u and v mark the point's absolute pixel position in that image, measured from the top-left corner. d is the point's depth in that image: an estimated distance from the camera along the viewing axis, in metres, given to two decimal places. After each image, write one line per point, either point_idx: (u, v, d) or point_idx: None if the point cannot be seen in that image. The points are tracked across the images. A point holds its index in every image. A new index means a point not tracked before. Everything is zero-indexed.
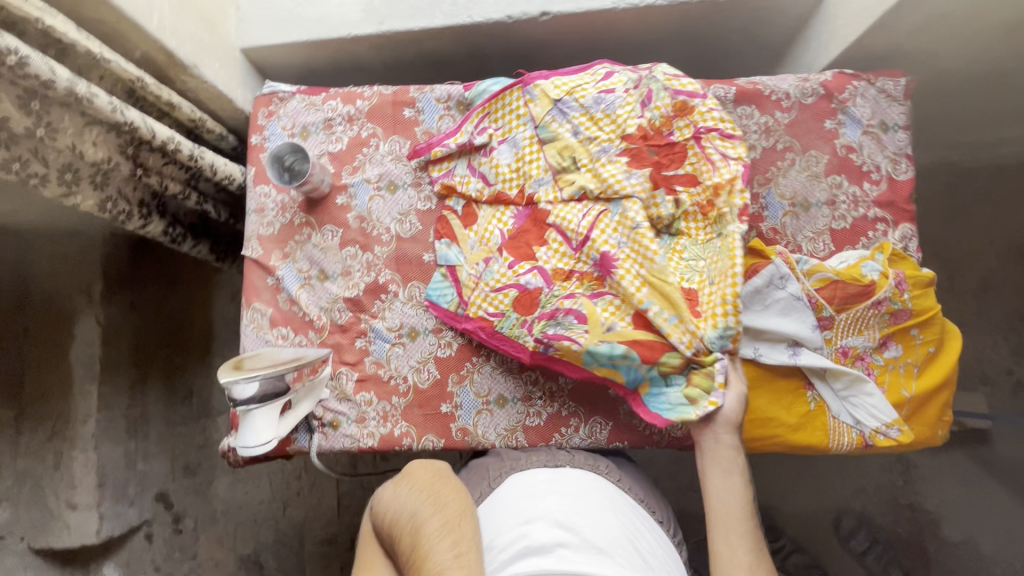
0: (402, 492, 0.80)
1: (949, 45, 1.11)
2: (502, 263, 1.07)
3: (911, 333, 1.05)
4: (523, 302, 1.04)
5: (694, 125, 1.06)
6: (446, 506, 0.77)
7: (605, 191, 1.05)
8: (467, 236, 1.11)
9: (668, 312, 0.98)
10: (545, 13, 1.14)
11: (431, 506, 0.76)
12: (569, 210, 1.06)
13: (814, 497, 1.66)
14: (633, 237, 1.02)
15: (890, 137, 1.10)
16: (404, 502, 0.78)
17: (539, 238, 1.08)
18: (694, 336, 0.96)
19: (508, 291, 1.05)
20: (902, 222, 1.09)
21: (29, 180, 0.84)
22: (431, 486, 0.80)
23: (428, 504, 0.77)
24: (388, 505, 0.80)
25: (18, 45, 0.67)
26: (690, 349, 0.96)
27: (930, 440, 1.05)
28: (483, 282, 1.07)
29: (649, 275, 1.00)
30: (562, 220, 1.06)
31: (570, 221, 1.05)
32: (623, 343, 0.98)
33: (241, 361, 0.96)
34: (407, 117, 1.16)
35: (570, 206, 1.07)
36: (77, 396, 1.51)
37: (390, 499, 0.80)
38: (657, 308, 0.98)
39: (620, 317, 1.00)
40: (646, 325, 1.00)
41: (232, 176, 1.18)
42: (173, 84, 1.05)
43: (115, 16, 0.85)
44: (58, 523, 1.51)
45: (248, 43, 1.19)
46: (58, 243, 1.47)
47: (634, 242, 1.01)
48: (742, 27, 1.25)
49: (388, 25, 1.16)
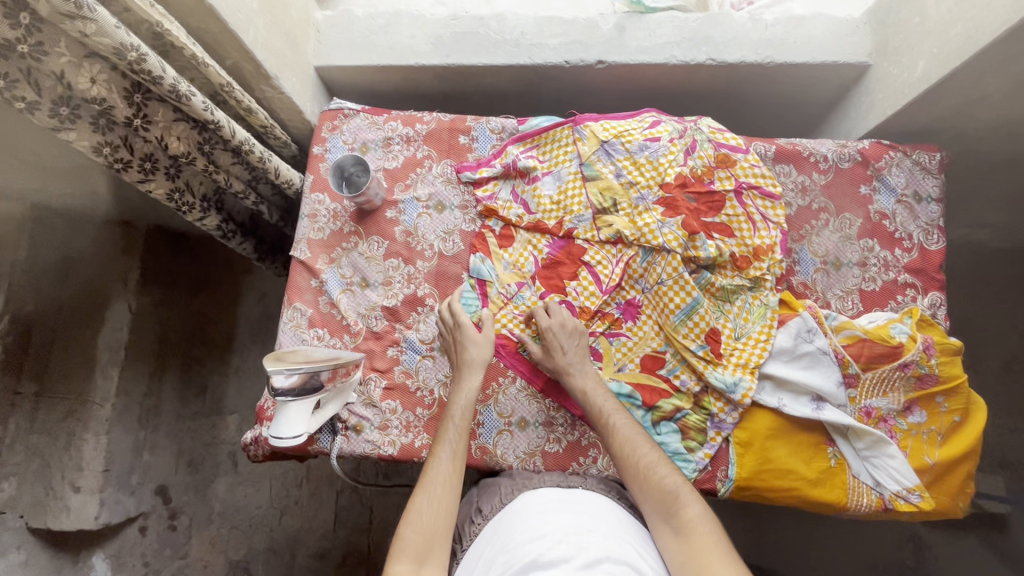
0: (423, 487, 0.88)
1: (980, 129, 1.17)
2: (534, 291, 1.14)
3: (936, 401, 1.06)
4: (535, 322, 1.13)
5: (735, 178, 1.13)
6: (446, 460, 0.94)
7: (640, 238, 1.11)
8: (506, 256, 1.16)
9: (677, 359, 1.10)
10: (602, 62, 1.22)
11: (446, 437, 0.95)
12: (602, 254, 1.13)
13: (820, 567, 1.63)
14: (658, 288, 1.11)
15: (923, 208, 1.15)
16: (438, 471, 0.90)
17: (570, 271, 1.14)
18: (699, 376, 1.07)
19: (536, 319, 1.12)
20: (931, 290, 1.12)
21: (115, 164, 0.90)
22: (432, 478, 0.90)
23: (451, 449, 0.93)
24: (428, 493, 0.87)
25: (141, 44, 0.75)
26: (694, 388, 1.08)
27: (949, 512, 1.04)
28: (512, 303, 1.14)
29: (664, 326, 1.10)
30: (597, 263, 1.13)
31: (604, 266, 1.13)
32: (629, 384, 1.09)
33: (280, 354, 1.00)
34: (462, 143, 1.23)
35: (605, 248, 1.14)
36: (98, 378, 1.50)
37: (425, 500, 0.86)
38: (670, 354, 1.10)
39: (630, 359, 1.11)
40: (653, 369, 1.10)
41: (292, 180, 1.22)
42: (254, 91, 1.14)
43: (219, 27, 0.94)
44: (58, 504, 1.46)
45: (323, 62, 1.28)
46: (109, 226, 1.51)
47: (658, 292, 1.12)
48: (783, 92, 1.32)
49: (453, 59, 1.25)
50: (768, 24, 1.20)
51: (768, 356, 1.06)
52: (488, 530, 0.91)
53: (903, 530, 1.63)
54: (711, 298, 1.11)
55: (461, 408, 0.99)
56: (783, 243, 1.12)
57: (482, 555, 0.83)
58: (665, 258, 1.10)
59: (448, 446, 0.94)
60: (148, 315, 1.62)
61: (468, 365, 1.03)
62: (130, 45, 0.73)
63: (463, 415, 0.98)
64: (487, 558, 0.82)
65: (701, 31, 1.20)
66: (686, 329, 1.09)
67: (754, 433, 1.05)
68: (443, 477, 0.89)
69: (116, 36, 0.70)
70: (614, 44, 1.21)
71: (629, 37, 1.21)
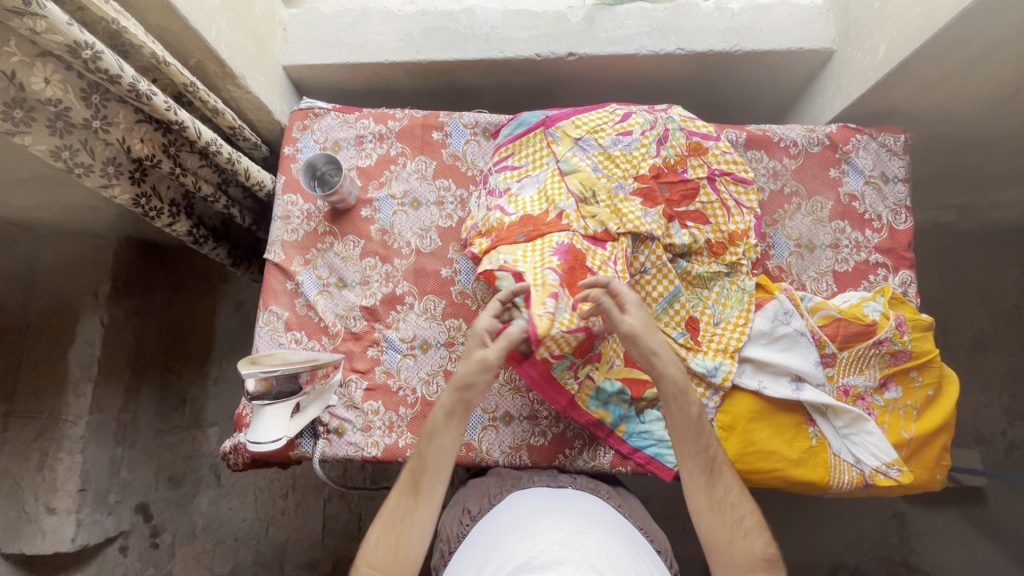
0: (380, 521, 0.88)
1: (939, 111, 1.20)
2: (569, 303, 0.95)
3: (910, 376, 1.08)
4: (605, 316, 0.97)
5: (707, 165, 1.14)
6: (418, 481, 0.90)
7: (626, 228, 1.05)
8: (504, 256, 1.04)
9: None
10: (572, 54, 1.22)
11: (412, 469, 0.91)
12: (601, 256, 1.03)
13: (808, 549, 1.64)
14: (638, 279, 1.09)
15: (890, 189, 1.17)
16: (397, 505, 0.89)
17: (581, 282, 0.99)
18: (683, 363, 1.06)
19: (578, 334, 0.95)
20: (902, 268, 1.14)
21: (75, 169, 0.87)
22: (394, 517, 0.87)
23: (412, 483, 0.90)
24: (382, 527, 0.87)
25: (96, 41, 0.72)
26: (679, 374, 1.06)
27: (927, 485, 1.07)
28: (556, 321, 0.92)
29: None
30: (599, 267, 1.01)
31: (605, 266, 1.02)
32: (619, 381, 1.07)
33: (256, 357, 0.98)
34: (435, 139, 1.22)
35: (599, 248, 1.04)
36: (70, 395, 1.46)
37: (380, 535, 0.87)
38: None
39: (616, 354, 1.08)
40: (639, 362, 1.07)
41: (263, 182, 1.20)
42: (220, 92, 1.12)
43: (180, 25, 0.92)
44: (32, 527, 1.42)
45: (291, 61, 1.27)
46: (65, 241, 1.43)
47: (638, 283, 1.09)
48: (752, 79, 1.34)
49: (424, 55, 1.24)
50: (735, 12, 1.21)
51: (748, 339, 1.08)
52: (476, 534, 0.89)
53: (886, 508, 1.64)
54: (689, 286, 1.11)
55: (428, 436, 0.92)
56: (757, 228, 1.14)
57: (472, 562, 0.81)
58: (648, 246, 1.08)
59: (406, 479, 0.91)
60: (121, 327, 1.56)
61: (450, 387, 0.93)
62: (85, 43, 0.70)
63: (429, 443, 0.92)
64: (477, 561, 0.80)
65: (670, 21, 1.21)
66: (668, 317, 1.09)
67: (736, 416, 1.05)
68: (402, 513, 0.88)
69: (68, 33, 0.68)
70: (585, 36, 1.22)
71: (599, 29, 1.22)
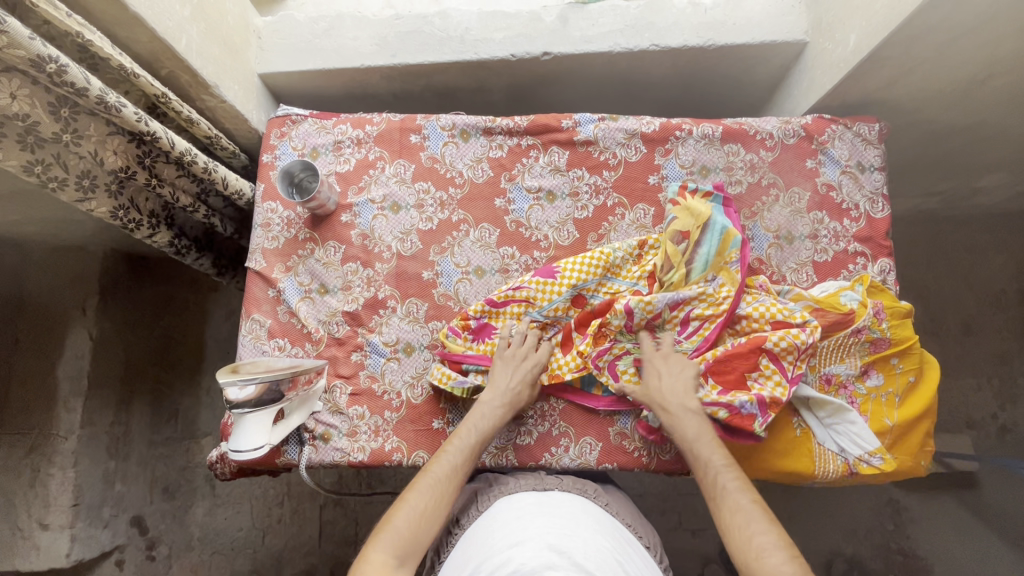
0: (420, 487, 0.84)
1: (912, 101, 1.21)
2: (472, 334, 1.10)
3: (891, 362, 1.09)
4: (768, 404, 1.00)
5: (768, 320, 1.03)
6: (459, 462, 0.89)
7: (623, 268, 1.11)
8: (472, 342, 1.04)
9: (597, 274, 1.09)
10: (547, 53, 1.23)
11: (457, 446, 0.91)
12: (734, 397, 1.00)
13: (803, 541, 1.62)
14: (607, 268, 1.09)
15: (867, 178, 1.18)
16: (440, 472, 0.87)
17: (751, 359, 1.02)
18: (619, 285, 1.10)
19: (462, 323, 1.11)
20: (880, 256, 1.15)
21: (48, 183, 0.88)
22: (442, 492, 0.85)
23: (460, 454, 0.90)
24: (429, 486, 0.84)
25: (60, 55, 0.72)
26: (642, 273, 1.09)
27: (913, 471, 1.07)
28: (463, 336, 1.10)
29: (598, 265, 1.08)
30: (564, 273, 1.08)
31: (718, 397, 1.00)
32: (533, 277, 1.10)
33: (239, 365, 0.99)
34: (413, 142, 1.22)
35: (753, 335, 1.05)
36: (61, 410, 1.45)
37: (423, 498, 0.82)
38: (587, 281, 1.08)
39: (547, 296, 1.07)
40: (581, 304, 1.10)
41: (242, 191, 1.20)
42: (194, 101, 1.11)
43: (148, 35, 0.92)
44: (27, 543, 1.42)
45: (266, 68, 1.27)
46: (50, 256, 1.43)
47: (597, 262, 1.09)
48: (728, 74, 1.34)
49: (399, 58, 1.24)
50: (708, 7, 1.22)
51: (686, 269, 1.07)
52: (465, 543, 0.88)
53: (880, 495, 1.64)
54: (674, 259, 1.07)
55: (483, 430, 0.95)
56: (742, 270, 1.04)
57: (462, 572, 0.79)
58: (625, 275, 1.10)
59: (456, 451, 0.91)
60: (109, 341, 1.55)
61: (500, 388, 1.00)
62: (49, 56, 0.70)
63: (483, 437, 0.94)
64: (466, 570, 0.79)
65: (643, 18, 1.21)
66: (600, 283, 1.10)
67: None
68: (447, 488, 0.85)
69: (32, 47, 0.68)
70: (558, 35, 1.22)
71: (573, 27, 1.22)
